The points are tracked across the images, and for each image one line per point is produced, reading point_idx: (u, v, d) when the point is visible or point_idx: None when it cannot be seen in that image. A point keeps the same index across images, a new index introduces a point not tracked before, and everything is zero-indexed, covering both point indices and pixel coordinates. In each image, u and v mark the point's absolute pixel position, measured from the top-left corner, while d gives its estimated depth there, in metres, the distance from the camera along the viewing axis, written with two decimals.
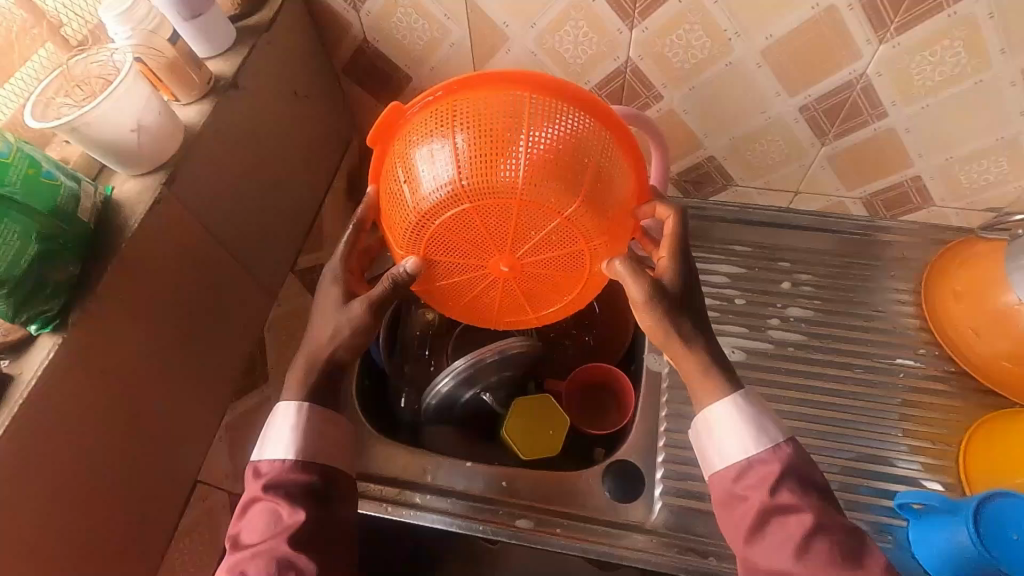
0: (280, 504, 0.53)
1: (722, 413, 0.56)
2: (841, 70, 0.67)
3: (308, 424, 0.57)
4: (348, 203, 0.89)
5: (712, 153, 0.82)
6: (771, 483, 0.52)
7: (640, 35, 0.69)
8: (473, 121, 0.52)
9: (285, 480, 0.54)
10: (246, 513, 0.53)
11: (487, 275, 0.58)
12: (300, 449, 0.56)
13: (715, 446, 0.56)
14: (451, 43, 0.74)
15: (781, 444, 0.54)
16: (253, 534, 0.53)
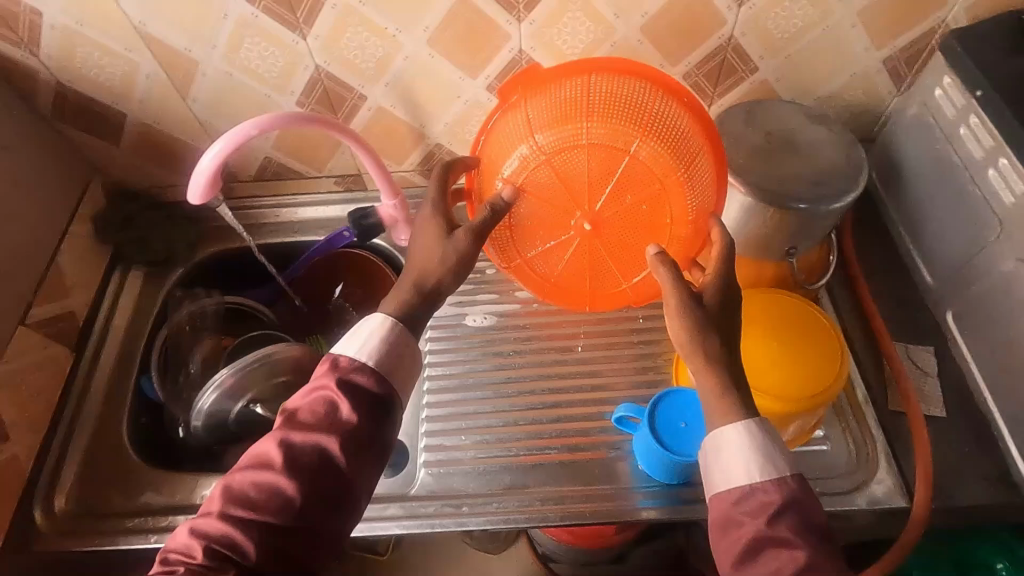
0: (341, 398, 0.55)
1: (734, 438, 0.55)
2: (501, 50, 0.75)
3: (397, 343, 0.58)
4: (94, 246, 0.88)
5: (438, 141, 0.88)
6: (770, 513, 0.51)
7: (315, 43, 0.73)
8: (604, 96, 0.59)
9: (356, 378, 0.57)
10: (310, 394, 0.56)
11: (570, 234, 0.65)
12: (376, 356, 0.57)
13: (719, 466, 0.55)
14: (145, 74, 0.76)
15: (787, 479, 0.53)
16: (308, 415, 0.56)
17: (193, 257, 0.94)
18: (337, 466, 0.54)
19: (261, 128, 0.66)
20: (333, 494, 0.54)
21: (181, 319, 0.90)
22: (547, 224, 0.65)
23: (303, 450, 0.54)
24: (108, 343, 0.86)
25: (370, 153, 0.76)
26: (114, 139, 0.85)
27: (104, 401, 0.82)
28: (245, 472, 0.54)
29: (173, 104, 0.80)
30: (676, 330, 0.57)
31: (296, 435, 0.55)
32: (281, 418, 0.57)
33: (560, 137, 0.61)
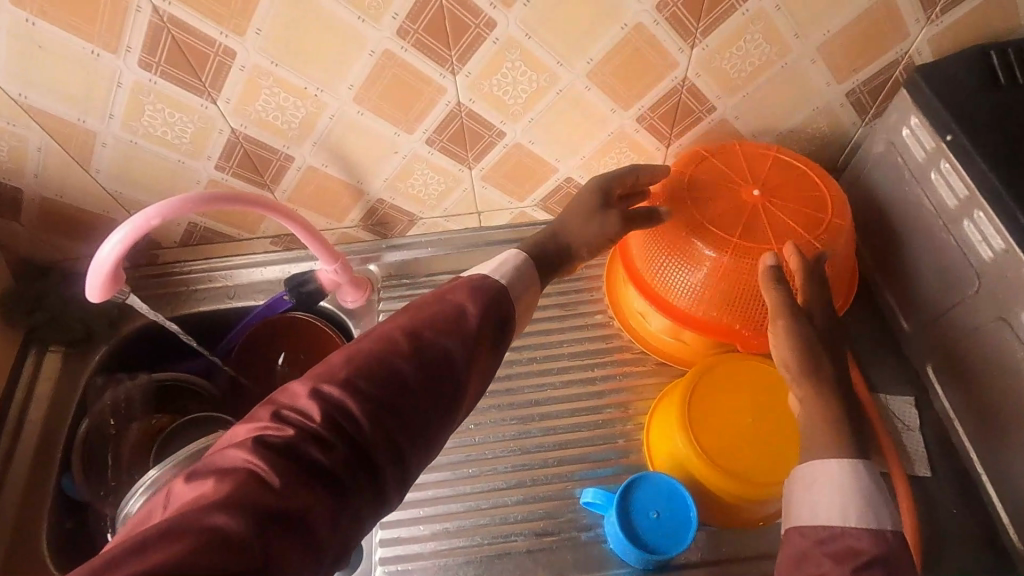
0: (465, 303, 0.56)
1: (838, 475, 0.53)
2: (437, 103, 0.68)
3: (523, 271, 0.62)
4: (1, 331, 0.79)
5: (378, 196, 0.81)
6: (852, 561, 0.47)
7: (226, 107, 0.65)
8: (758, 155, 0.70)
9: (489, 288, 0.58)
10: (420, 302, 0.56)
11: (718, 234, 0.66)
12: (505, 275, 0.60)
13: (811, 501, 0.52)
14: (35, 147, 0.67)
15: (886, 534, 0.49)
16: (431, 311, 0.54)
17: (119, 331, 0.86)
18: (456, 367, 0.53)
19: (164, 216, 0.59)
20: (436, 386, 0.52)
21: (108, 405, 0.81)
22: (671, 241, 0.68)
23: (427, 339, 0.53)
24: (24, 441, 0.78)
25: (297, 222, 0.70)
26: (14, 214, 0.76)
27: (20, 509, 0.74)
28: (367, 354, 0.51)
29: (74, 176, 0.71)
30: (783, 352, 0.62)
31: (425, 330, 0.53)
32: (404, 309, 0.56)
33: (701, 166, 0.70)
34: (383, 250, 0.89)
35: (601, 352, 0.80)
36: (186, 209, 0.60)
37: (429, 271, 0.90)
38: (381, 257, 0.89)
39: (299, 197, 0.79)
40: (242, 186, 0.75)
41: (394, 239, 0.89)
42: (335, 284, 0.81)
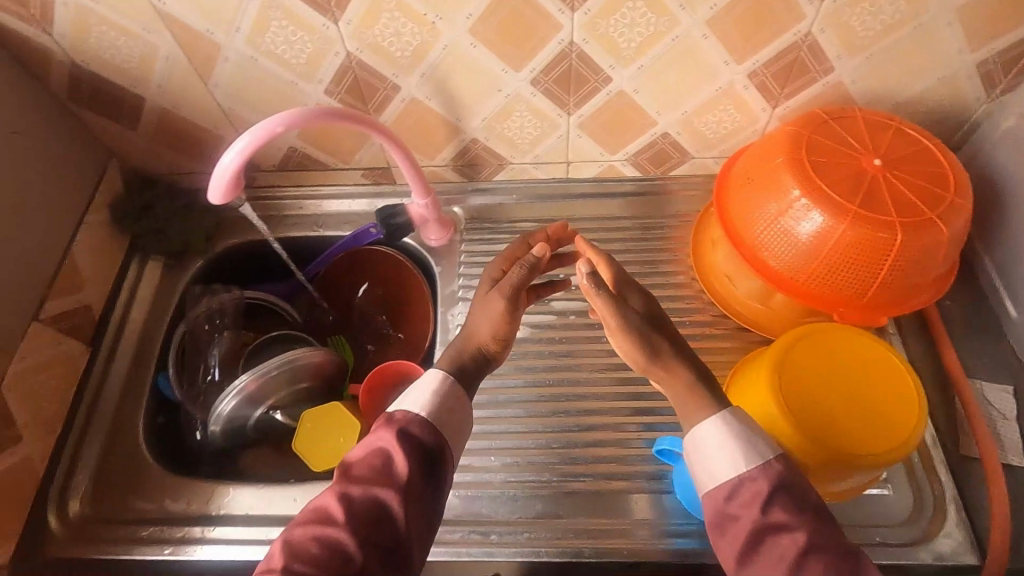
0: (393, 452, 0.55)
1: (712, 432, 0.57)
2: (550, 41, 0.68)
3: (449, 395, 0.59)
4: (110, 236, 0.84)
5: (474, 136, 0.81)
6: (761, 501, 0.52)
7: (347, 28, 0.67)
8: (886, 127, 0.65)
9: (412, 427, 0.56)
10: (361, 449, 0.56)
11: (830, 191, 0.62)
12: (432, 409, 0.57)
13: (703, 464, 0.56)
14: (163, 57, 0.70)
15: (772, 462, 0.55)
16: (361, 469, 0.54)
17: (214, 249, 0.91)
18: (396, 520, 0.53)
19: (286, 126, 0.61)
20: (393, 554, 0.52)
21: (204, 310, 0.85)
22: (764, 180, 0.67)
23: (358, 499, 0.53)
24: (125, 339, 0.83)
25: (405, 154, 0.72)
26: (131, 124, 0.80)
27: (120, 400, 0.79)
28: (302, 538, 0.52)
29: (194, 89, 0.74)
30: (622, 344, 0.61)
31: (353, 489, 0.53)
32: (339, 472, 0.56)
33: (821, 126, 0.66)
34: (469, 193, 0.90)
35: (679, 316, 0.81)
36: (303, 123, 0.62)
37: (512, 218, 0.90)
38: (466, 200, 0.90)
39: (397, 130, 0.80)
40: None
41: (480, 182, 0.90)
42: (423, 220, 0.83)
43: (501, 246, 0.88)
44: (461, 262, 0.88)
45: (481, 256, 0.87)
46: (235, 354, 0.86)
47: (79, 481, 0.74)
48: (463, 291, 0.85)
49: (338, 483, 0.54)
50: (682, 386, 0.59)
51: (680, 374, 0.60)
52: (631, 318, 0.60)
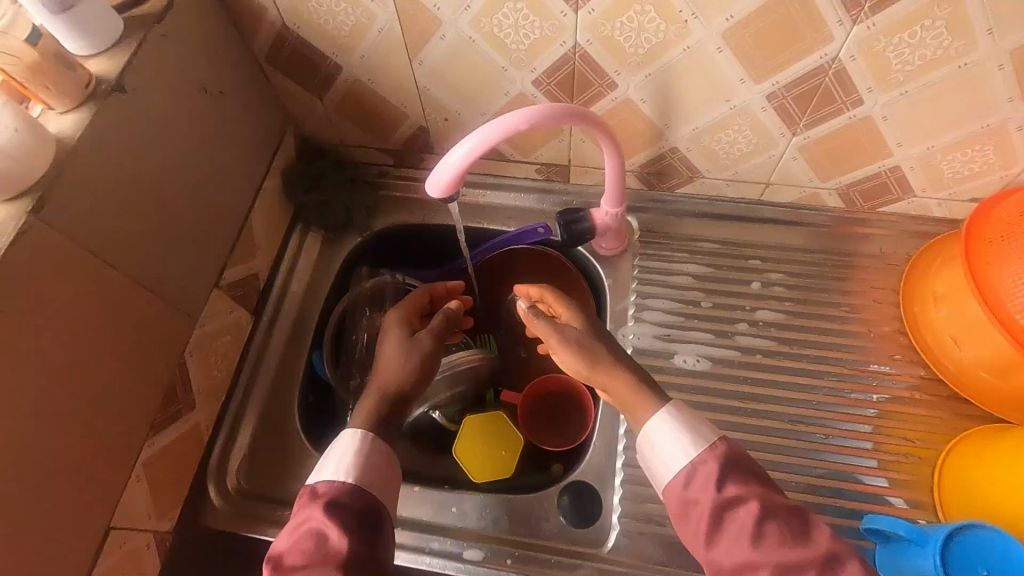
0: (328, 526, 0.50)
1: (659, 425, 0.58)
2: (812, 54, 0.60)
3: (373, 454, 0.57)
4: (279, 204, 0.82)
5: (675, 145, 0.74)
6: (716, 481, 0.52)
7: (586, 17, 0.60)
8: None
9: (340, 497, 0.53)
10: (293, 533, 0.51)
11: None
12: (355, 472, 0.54)
13: (659, 456, 0.57)
14: (378, 28, 0.66)
15: (716, 442, 0.55)
16: (297, 556, 0.48)
17: (371, 226, 0.87)
18: None
19: (530, 121, 0.54)
20: None
21: (365, 291, 0.83)
22: None
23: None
24: (285, 311, 0.81)
25: (618, 157, 0.65)
26: (319, 92, 0.77)
27: (278, 374, 0.77)
28: None
29: (397, 65, 0.70)
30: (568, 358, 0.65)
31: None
32: (263, 571, 0.49)
33: None
34: (648, 203, 0.83)
35: (883, 372, 0.72)
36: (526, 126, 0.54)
37: (693, 235, 0.82)
38: (643, 210, 0.84)
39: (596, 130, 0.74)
40: None
41: (663, 194, 0.83)
42: (607, 229, 0.77)
43: (679, 266, 0.80)
44: (635, 277, 0.81)
45: (658, 270, 0.81)
46: (386, 337, 0.84)
47: (238, 453, 0.72)
48: (636, 311, 0.79)
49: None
50: (628, 383, 0.62)
51: (600, 376, 0.63)
52: (580, 324, 0.67)
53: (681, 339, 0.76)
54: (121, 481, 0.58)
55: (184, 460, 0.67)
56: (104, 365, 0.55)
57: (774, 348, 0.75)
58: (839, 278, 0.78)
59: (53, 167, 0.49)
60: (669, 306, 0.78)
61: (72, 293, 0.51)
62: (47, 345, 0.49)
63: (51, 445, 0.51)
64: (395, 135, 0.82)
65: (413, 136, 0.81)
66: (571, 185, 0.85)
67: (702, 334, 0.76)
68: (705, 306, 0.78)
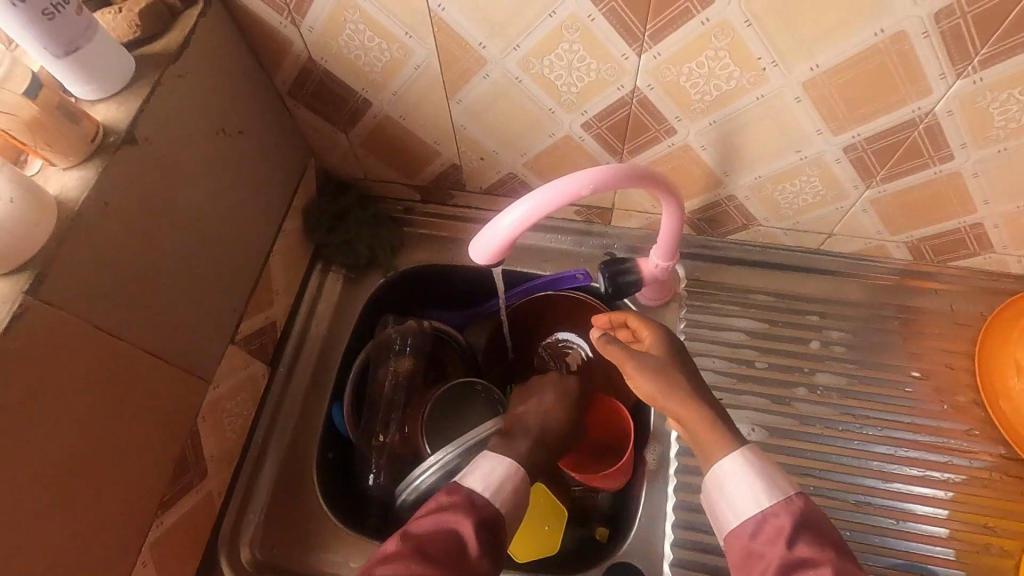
0: (461, 522, 0.52)
1: (733, 469, 0.55)
2: (903, 108, 0.53)
3: (528, 481, 0.58)
4: (299, 244, 0.76)
5: (734, 193, 0.68)
6: (786, 536, 0.50)
7: (650, 62, 0.54)
8: None
9: (480, 502, 0.54)
10: (437, 522, 0.52)
11: None
12: (495, 488, 0.56)
13: (728, 500, 0.55)
14: (416, 65, 0.60)
15: (794, 499, 0.52)
16: (436, 546, 0.49)
17: (395, 265, 0.79)
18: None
19: (594, 187, 0.48)
20: None
21: (388, 337, 0.76)
22: None
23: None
24: (303, 360, 0.75)
25: (677, 216, 0.59)
26: (345, 127, 0.70)
27: (295, 431, 0.72)
28: None
29: (433, 102, 0.64)
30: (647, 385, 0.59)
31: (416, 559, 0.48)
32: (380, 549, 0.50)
33: None
34: (696, 249, 0.77)
35: (962, 450, 0.66)
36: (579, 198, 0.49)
37: (745, 286, 0.76)
38: (689, 256, 0.77)
39: None
40: (594, 149, 0.65)
41: (713, 240, 0.76)
42: (656, 281, 0.71)
43: (730, 321, 0.74)
44: (681, 331, 0.75)
45: (708, 325, 0.75)
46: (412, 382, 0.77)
47: (252, 521, 0.67)
48: None
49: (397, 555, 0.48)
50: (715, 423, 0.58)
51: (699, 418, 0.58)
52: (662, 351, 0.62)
53: (734, 405, 0.70)
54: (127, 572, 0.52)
55: (197, 534, 0.61)
56: (109, 448, 0.49)
57: (836, 417, 0.69)
58: (905, 338, 0.72)
59: (55, 237, 0.43)
60: (721, 367, 0.72)
61: (74, 377, 0.45)
62: (48, 435, 0.44)
63: (52, 547, 0.45)
64: (424, 172, 0.76)
65: (444, 173, 0.75)
66: (613, 229, 0.78)
67: (757, 399, 0.70)
68: (760, 367, 0.72)
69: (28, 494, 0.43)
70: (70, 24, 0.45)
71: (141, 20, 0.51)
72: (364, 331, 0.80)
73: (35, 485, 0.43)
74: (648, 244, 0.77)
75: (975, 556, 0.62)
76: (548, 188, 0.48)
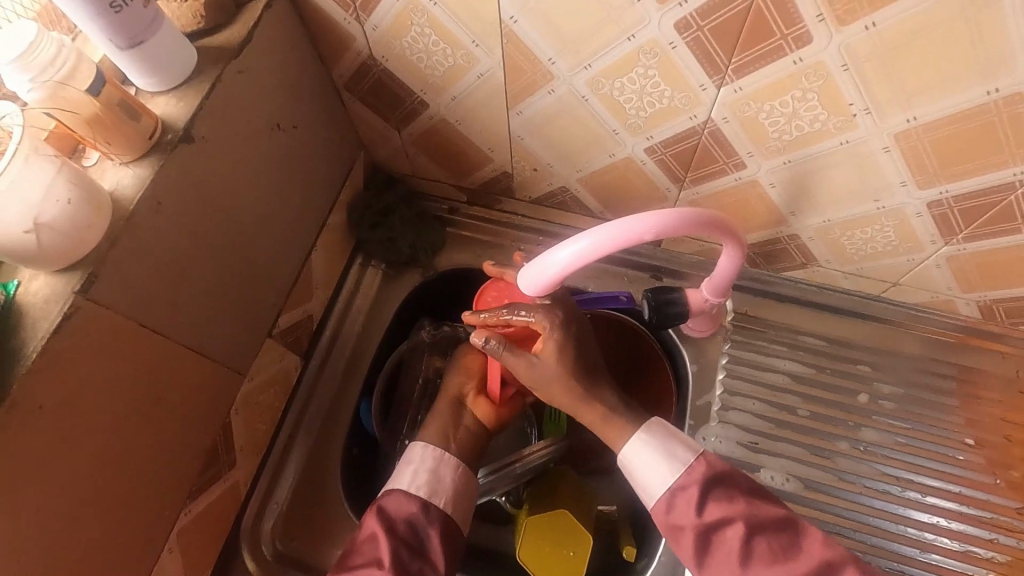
0: (374, 529, 0.52)
1: (637, 448, 0.55)
2: (1003, 170, 0.49)
3: (427, 460, 0.57)
4: (341, 237, 0.75)
5: (798, 232, 0.64)
6: (698, 502, 0.51)
7: (730, 95, 0.50)
8: None
9: (389, 505, 0.54)
10: (353, 538, 0.53)
11: None
12: (413, 480, 0.55)
13: (640, 481, 0.55)
14: (478, 73, 0.57)
15: (698, 460, 0.53)
16: (356, 557, 0.51)
17: (435, 265, 0.78)
18: None
19: (657, 233, 0.46)
20: None
21: (421, 339, 0.75)
22: None
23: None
24: (336, 354, 0.75)
25: (738, 259, 0.56)
26: (398, 125, 0.69)
27: (322, 425, 0.72)
28: None
29: (492, 111, 0.61)
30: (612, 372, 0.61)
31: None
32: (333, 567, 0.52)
33: None
34: (749, 281, 0.74)
35: (1010, 529, 0.62)
36: (625, 247, 0.46)
37: (795, 327, 0.73)
38: (740, 289, 0.74)
39: (707, 204, 0.64)
40: (654, 174, 0.62)
41: (767, 275, 0.73)
42: (703, 313, 0.68)
43: (775, 362, 0.71)
44: (722, 366, 0.72)
45: (751, 364, 0.72)
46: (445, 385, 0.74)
47: (274, 512, 0.67)
48: (720, 409, 0.70)
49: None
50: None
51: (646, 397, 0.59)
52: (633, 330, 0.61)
53: (770, 452, 0.68)
54: (154, 560, 0.53)
55: (221, 522, 0.62)
56: (146, 441, 0.50)
57: (877, 477, 0.66)
58: (961, 402, 0.68)
59: (108, 237, 0.42)
60: (759, 409, 0.70)
61: (116, 375, 0.45)
62: (91, 431, 0.44)
63: (87, 536, 0.46)
64: (473, 176, 0.73)
65: (494, 178, 0.73)
66: (661, 250, 0.74)
67: (795, 448, 0.68)
68: (802, 415, 0.69)
69: (69, 487, 0.43)
70: (136, 17, 0.43)
71: (206, 10, 0.50)
72: (399, 331, 0.79)
73: (77, 478, 0.44)
74: (699, 271, 0.73)
75: None
76: (591, 239, 0.46)
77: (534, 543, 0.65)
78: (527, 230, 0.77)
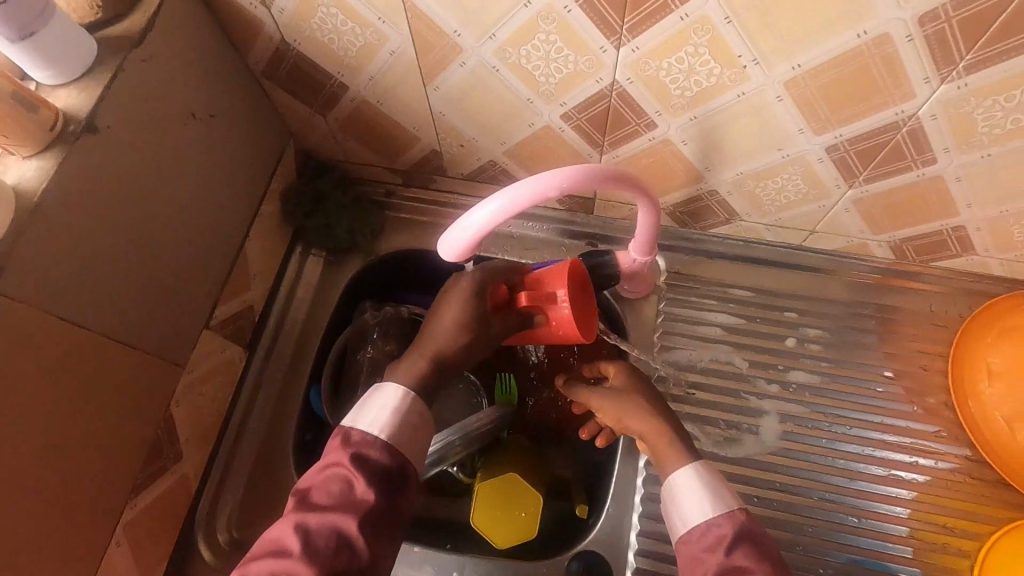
0: (353, 477, 0.48)
1: (687, 480, 0.51)
2: (886, 110, 0.52)
3: (412, 411, 0.51)
4: (276, 227, 0.75)
5: (715, 188, 0.67)
6: (727, 544, 0.47)
7: (629, 55, 0.52)
8: None
9: (371, 458, 0.49)
10: (320, 473, 0.49)
11: None
12: (398, 431, 0.50)
13: (677, 510, 0.51)
14: (390, 50, 0.58)
15: (740, 514, 0.49)
16: (323, 496, 0.47)
17: (375, 249, 0.79)
18: (356, 556, 0.46)
19: (561, 189, 0.48)
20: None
21: (366, 324, 0.77)
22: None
23: (321, 538, 0.46)
24: (282, 344, 0.75)
25: (654, 213, 0.58)
26: (322, 110, 0.69)
27: (272, 415, 0.72)
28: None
29: (410, 88, 0.62)
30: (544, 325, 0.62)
31: (310, 519, 0.47)
32: (294, 497, 0.49)
33: None
34: (678, 240, 0.76)
35: (929, 451, 0.68)
36: (532, 206, 0.48)
37: (725, 281, 0.75)
38: (671, 249, 0.76)
39: (628, 166, 0.66)
40: (574, 140, 0.64)
41: (696, 233, 0.76)
42: (635, 274, 0.70)
43: (709, 316, 0.74)
44: (659, 324, 0.74)
45: (687, 320, 0.74)
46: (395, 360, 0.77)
47: (229, 502, 0.68)
48: (659, 364, 0.73)
49: (298, 519, 0.46)
50: None
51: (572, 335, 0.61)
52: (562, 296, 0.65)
53: (707, 400, 0.71)
54: (98, 556, 0.53)
55: (173, 514, 0.62)
56: (81, 436, 0.50)
57: (807, 416, 0.70)
58: (881, 338, 0.72)
59: (12, 231, 0.43)
60: (696, 361, 0.73)
61: (37, 371, 0.45)
62: (16, 426, 0.44)
63: (23, 531, 0.46)
64: (404, 157, 0.74)
65: (424, 158, 0.74)
66: (595, 218, 0.77)
67: (729, 395, 0.71)
68: (735, 363, 0.72)
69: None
70: (25, 7, 0.44)
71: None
72: (345, 317, 0.79)
73: (5, 473, 0.44)
74: (631, 235, 0.76)
75: (932, 554, 0.64)
76: (497, 203, 0.48)
77: (491, 510, 0.67)
78: (464, 208, 0.79)
